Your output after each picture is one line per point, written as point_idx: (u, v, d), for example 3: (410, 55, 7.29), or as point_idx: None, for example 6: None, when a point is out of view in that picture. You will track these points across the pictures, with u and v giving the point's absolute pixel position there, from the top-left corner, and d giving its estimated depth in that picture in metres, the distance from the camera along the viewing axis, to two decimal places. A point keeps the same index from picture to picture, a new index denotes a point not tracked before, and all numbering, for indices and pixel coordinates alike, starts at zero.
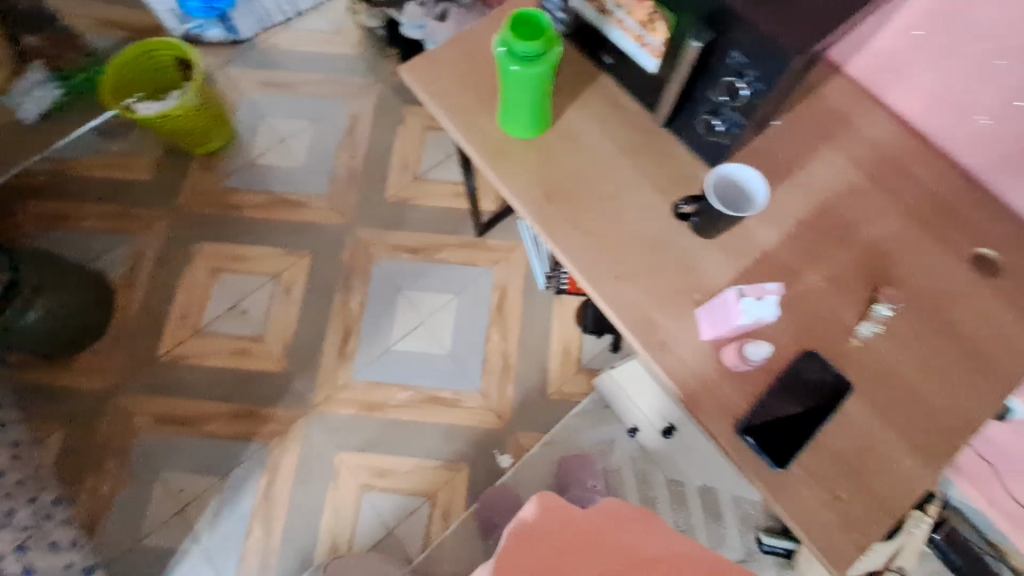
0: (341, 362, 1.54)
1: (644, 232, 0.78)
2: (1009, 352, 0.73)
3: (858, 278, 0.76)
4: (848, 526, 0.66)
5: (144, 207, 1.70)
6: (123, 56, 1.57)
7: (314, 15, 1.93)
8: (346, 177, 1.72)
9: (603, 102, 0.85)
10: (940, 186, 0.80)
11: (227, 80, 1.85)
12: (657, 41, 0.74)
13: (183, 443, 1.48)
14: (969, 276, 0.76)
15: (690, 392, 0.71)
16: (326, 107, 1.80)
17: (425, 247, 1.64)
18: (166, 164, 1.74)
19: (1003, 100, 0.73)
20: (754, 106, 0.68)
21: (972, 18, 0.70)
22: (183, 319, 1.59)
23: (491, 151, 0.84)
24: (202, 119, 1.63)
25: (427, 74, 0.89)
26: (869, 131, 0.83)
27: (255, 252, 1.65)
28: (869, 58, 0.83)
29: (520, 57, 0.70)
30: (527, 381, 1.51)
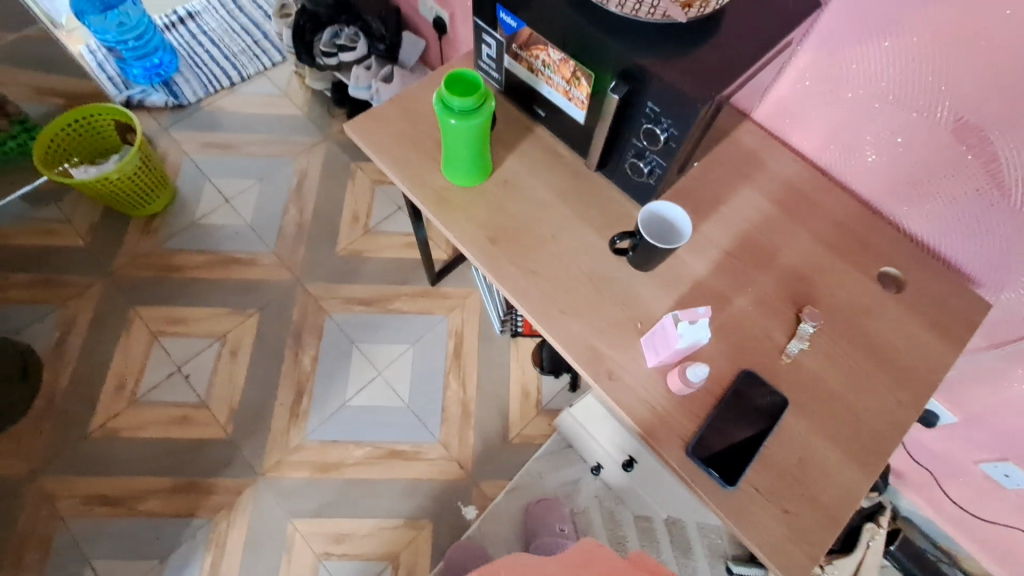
0: (293, 422, 1.47)
1: (585, 268, 0.82)
2: (920, 358, 0.79)
3: (782, 300, 0.82)
4: (799, 538, 0.68)
5: (77, 273, 1.62)
6: (59, 121, 1.53)
7: (260, 79, 1.97)
8: (295, 233, 1.71)
9: (539, 150, 0.91)
10: (844, 214, 0.89)
11: (170, 143, 1.84)
12: (583, 96, 0.80)
13: (116, 526, 1.35)
14: (878, 292, 0.84)
15: (640, 419, 0.73)
16: (273, 166, 1.81)
17: (378, 299, 1.63)
18: (103, 229, 1.68)
19: (883, 137, 0.83)
20: (673, 149, 0.74)
21: (848, 70, 0.81)
22: (118, 389, 1.49)
23: (436, 199, 0.87)
24: (143, 182, 1.60)
25: (371, 130, 0.92)
26: (778, 168, 0.92)
27: (199, 313, 1.59)
28: (770, 106, 0.93)
29: (457, 111, 0.75)
30: (488, 427, 1.49)
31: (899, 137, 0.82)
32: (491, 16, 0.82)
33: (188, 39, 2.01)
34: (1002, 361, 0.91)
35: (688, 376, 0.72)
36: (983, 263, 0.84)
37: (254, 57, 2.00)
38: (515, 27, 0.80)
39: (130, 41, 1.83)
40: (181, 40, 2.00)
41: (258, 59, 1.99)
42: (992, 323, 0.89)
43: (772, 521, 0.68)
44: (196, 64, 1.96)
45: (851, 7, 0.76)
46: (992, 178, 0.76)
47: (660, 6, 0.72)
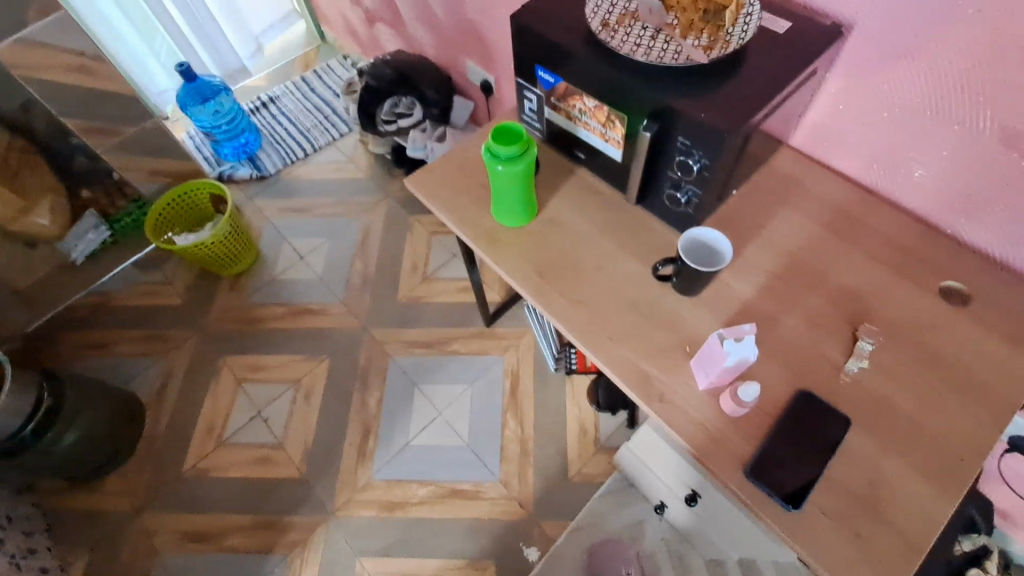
0: (361, 462, 1.54)
1: (630, 295, 0.86)
2: (997, 373, 0.75)
3: (835, 319, 0.81)
4: (876, 565, 0.65)
5: (175, 328, 1.82)
6: (166, 196, 1.78)
7: (330, 148, 2.21)
8: (361, 283, 1.86)
9: (581, 190, 0.98)
10: (896, 230, 0.88)
11: (254, 209, 2.07)
12: (618, 136, 0.86)
13: (203, 562, 1.45)
14: (941, 307, 0.81)
15: (694, 442, 0.74)
16: (341, 224, 1.99)
17: (437, 341, 1.71)
18: (197, 288, 1.90)
19: (927, 152, 0.83)
20: (706, 178, 0.78)
21: (880, 91, 0.83)
22: (207, 432, 1.63)
23: (488, 239, 0.95)
24: (232, 245, 1.81)
25: (426, 183, 1.03)
26: (820, 190, 0.93)
27: (277, 360, 1.74)
28: (806, 132, 0.96)
29: (503, 158, 0.83)
30: (547, 466, 1.49)
31: (943, 150, 0.81)
32: (531, 75, 0.91)
33: (270, 119, 2.29)
34: None
35: (740, 394, 0.73)
36: None
37: (325, 130, 2.24)
38: (552, 82, 0.89)
39: (223, 126, 2.12)
40: (264, 122, 2.29)
41: (328, 132, 2.24)
42: None
43: (845, 546, 0.66)
44: (277, 141, 2.23)
45: (874, 34, 0.79)
46: None
47: (682, 51, 0.77)
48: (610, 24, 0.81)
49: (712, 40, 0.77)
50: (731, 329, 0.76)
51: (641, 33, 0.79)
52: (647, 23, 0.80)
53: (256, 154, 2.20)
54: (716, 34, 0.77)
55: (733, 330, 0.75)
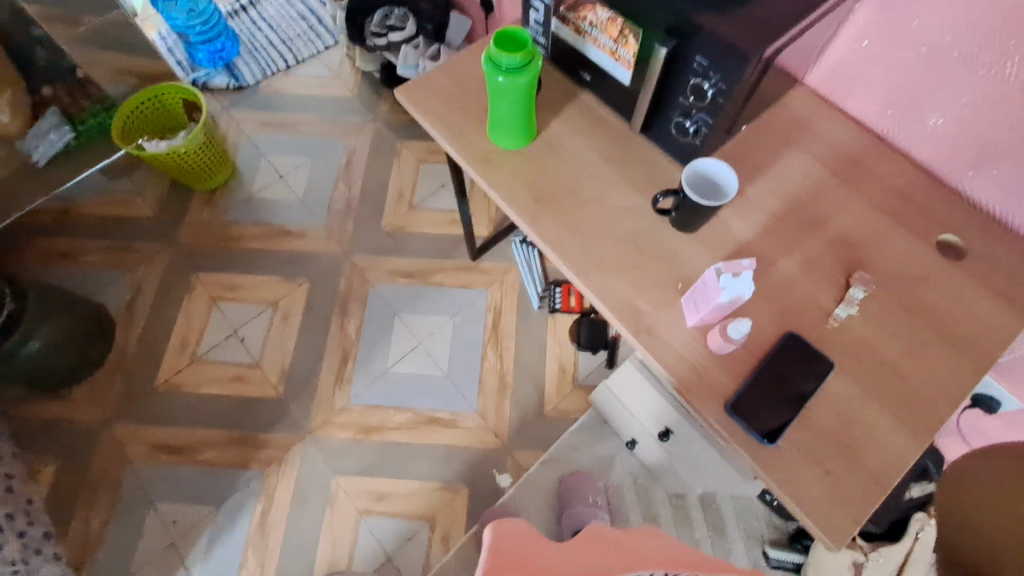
0: (339, 386, 1.54)
1: (627, 227, 0.83)
2: (982, 328, 0.76)
3: (831, 265, 0.80)
4: (841, 499, 0.67)
5: (146, 242, 1.75)
6: (135, 97, 1.65)
7: (314, 61, 2.05)
8: (344, 208, 1.78)
9: (584, 114, 0.92)
10: (902, 179, 0.86)
11: (230, 121, 1.94)
12: (629, 55, 0.80)
13: (177, 473, 1.46)
14: (936, 260, 0.80)
15: (677, 376, 0.74)
16: (325, 144, 1.89)
17: (421, 272, 1.68)
18: (169, 201, 1.81)
19: (947, 98, 0.80)
20: (719, 106, 0.74)
21: (910, 27, 0.78)
22: (181, 349, 1.60)
23: (482, 160, 0.90)
24: (207, 156, 1.71)
25: (418, 96, 0.96)
26: (831, 134, 0.90)
27: (253, 281, 1.69)
28: (825, 70, 0.91)
29: (506, 68, 0.77)
30: (524, 400, 1.52)
31: (964, 98, 0.78)
32: None
33: (249, 24, 2.11)
34: None
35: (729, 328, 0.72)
36: None
37: (309, 40, 2.08)
38: None
39: (197, 27, 1.94)
40: (242, 26, 2.11)
41: (313, 43, 2.08)
42: None
43: (813, 480, 0.68)
44: (256, 48, 2.06)
45: None
46: None
47: None
48: None
49: None
50: (727, 266, 0.75)
51: None
52: None
53: (233, 62, 2.04)
54: None
55: (730, 267, 0.74)
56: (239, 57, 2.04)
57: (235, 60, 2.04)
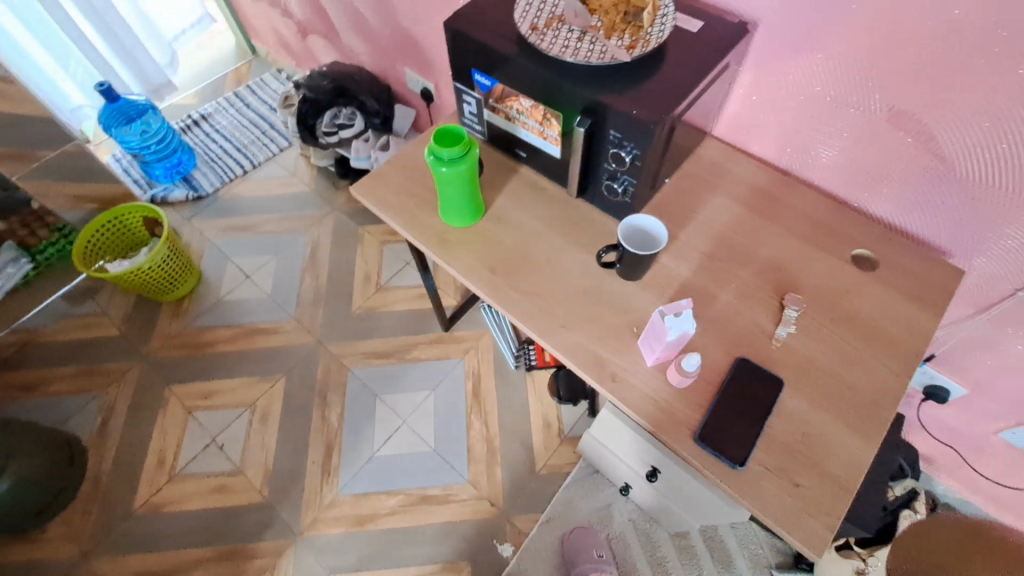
0: (327, 479, 1.52)
1: (579, 283, 0.90)
2: (906, 327, 0.84)
3: (765, 291, 0.88)
4: (814, 508, 0.71)
5: (114, 361, 1.73)
6: (95, 223, 1.68)
7: (270, 164, 2.15)
8: (313, 298, 1.82)
9: (525, 187, 1.01)
10: (810, 206, 0.97)
11: (192, 230, 1.99)
12: (555, 134, 0.90)
13: None
14: (853, 273, 0.90)
15: (646, 415, 0.78)
16: (288, 240, 1.95)
17: (396, 350, 1.71)
18: (136, 317, 1.81)
19: (831, 135, 0.92)
20: (639, 168, 0.84)
21: (786, 82, 0.91)
22: (158, 466, 1.55)
23: (438, 240, 0.97)
24: (172, 269, 1.74)
25: (372, 190, 1.03)
26: (743, 175, 1.01)
27: (229, 384, 1.68)
28: (727, 122, 1.04)
29: (447, 160, 0.85)
30: (514, 462, 1.52)
31: (844, 133, 0.90)
32: (468, 79, 0.94)
33: (203, 138, 2.22)
34: (991, 326, 0.96)
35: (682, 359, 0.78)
36: (947, 234, 0.90)
37: (263, 146, 2.19)
38: (489, 85, 0.92)
39: (152, 146, 2.01)
40: (197, 140, 2.21)
41: (267, 147, 2.18)
42: (970, 292, 0.94)
43: (787, 494, 0.72)
44: (212, 159, 2.16)
45: (774, 30, 0.87)
46: (934, 155, 0.83)
47: (608, 50, 0.82)
48: (539, 27, 0.85)
49: (633, 39, 0.83)
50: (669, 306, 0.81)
51: (569, 35, 0.84)
52: (573, 25, 0.85)
53: (190, 174, 2.13)
54: (636, 34, 0.83)
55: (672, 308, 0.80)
56: (195, 169, 2.14)
57: (191, 172, 2.13)
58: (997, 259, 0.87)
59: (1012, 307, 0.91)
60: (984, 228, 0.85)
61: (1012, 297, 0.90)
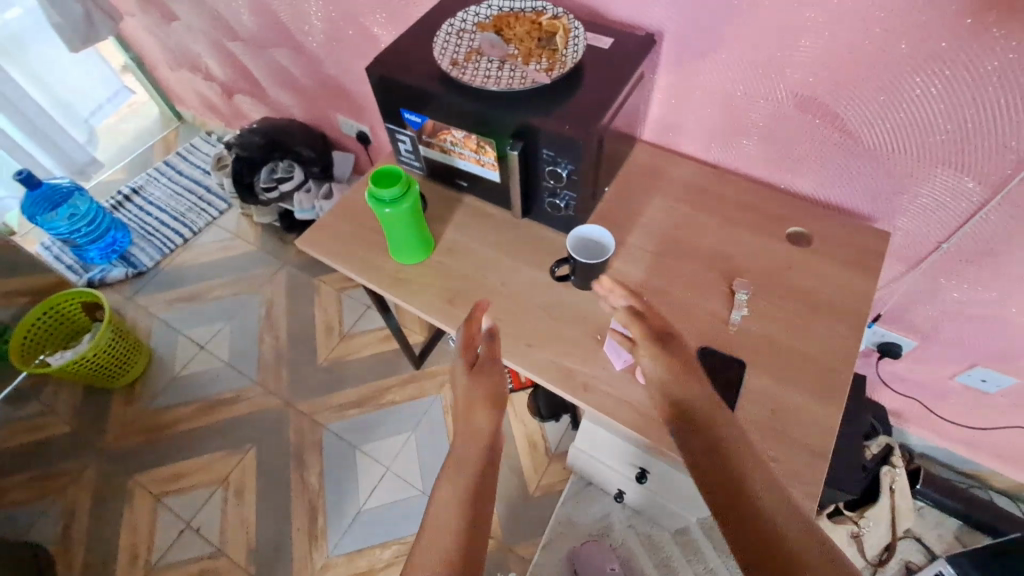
0: (315, 544, 1.45)
1: (537, 300, 0.91)
2: (849, 293, 0.89)
3: (714, 281, 0.92)
4: (794, 481, 0.73)
5: (68, 460, 1.61)
6: (28, 317, 1.58)
7: (212, 228, 2.10)
8: (275, 358, 1.77)
9: (471, 215, 1.03)
10: (741, 194, 1.02)
11: (138, 308, 1.91)
12: (492, 160, 0.92)
13: None
14: (792, 250, 0.95)
15: (622, 419, 0.79)
16: (241, 303, 1.89)
17: (370, 396, 1.67)
18: (87, 409, 1.70)
19: (748, 126, 0.98)
20: (576, 181, 0.86)
21: (698, 83, 0.96)
22: (131, 565, 1.44)
23: (392, 281, 0.96)
24: (119, 352, 1.66)
25: (319, 240, 1.02)
26: (675, 173, 1.06)
27: (198, 463, 1.59)
28: (653, 126, 1.08)
29: (388, 201, 0.86)
30: (507, 489, 1.49)
31: (760, 123, 0.96)
32: (398, 119, 0.96)
33: (137, 212, 2.14)
34: (924, 279, 1.03)
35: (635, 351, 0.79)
36: (868, 201, 0.96)
37: (202, 211, 2.13)
38: (420, 122, 0.94)
39: (83, 229, 1.92)
40: (131, 215, 2.13)
41: (206, 212, 2.13)
42: (900, 250, 1.01)
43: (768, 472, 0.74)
44: (150, 233, 2.09)
45: (678, 37, 0.92)
46: (843, 132, 0.89)
47: (528, 76, 0.85)
48: (459, 62, 0.87)
49: (550, 63, 0.86)
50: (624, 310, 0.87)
51: (489, 66, 0.86)
52: (492, 56, 0.88)
53: (128, 252, 2.04)
54: (552, 57, 0.87)
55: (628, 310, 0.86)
56: (132, 245, 2.06)
57: (128, 248, 2.05)
58: (916, 217, 0.94)
59: (938, 259, 0.98)
60: (899, 191, 0.92)
61: (936, 250, 0.96)
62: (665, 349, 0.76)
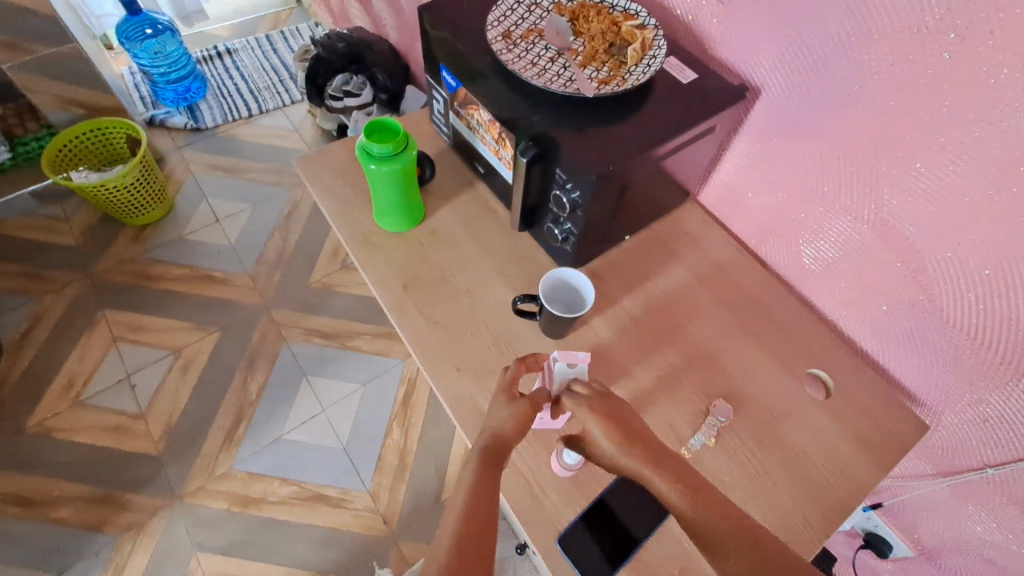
0: (225, 449, 1.44)
1: (493, 326, 0.80)
2: (839, 474, 0.73)
3: (693, 391, 0.78)
4: None
5: (59, 270, 1.68)
6: (74, 129, 1.63)
7: (278, 113, 2.09)
8: (274, 258, 1.75)
9: (475, 205, 0.92)
10: (777, 305, 0.85)
11: (180, 160, 1.94)
12: (508, 156, 0.80)
13: (25, 530, 1.32)
14: (801, 395, 0.78)
15: (513, 496, 0.69)
16: (269, 193, 1.88)
17: (339, 334, 1.62)
18: (95, 232, 1.75)
19: (815, 233, 0.80)
20: (581, 218, 0.74)
21: (780, 163, 0.80)
22: (65, 389, 1.49)
23: (362, 239, 0.88)
24: (141, 193, 1.68)
25: (315, 168, 0.95)
26: (713, 251, 0.90)
27: (162, 324, 1.61)
28: (714, 190, 0.92)
29: (377, 157, 0.77)
30: (421, 484, 1.41)
31: (830, 237, 0.78)
32: (437, 75, 0.86)
33: (221, 72, 2.17)
34: (950, 494, 0.84)
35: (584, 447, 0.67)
36: (920, 378, 0.77)
37: (276, 93, 2.13)
38: (454, 86, 0.83)
39: (163, 68, 1.98)
40: (214, 72, 2.17)
41: (279, 97, 2.12)
42: (932, 449, 0.82)
43: None
44: (223, 94, 2.10)
45: (776, 101, 0.75)
46: (922, 290, 0.71)
47: (576, 80, 0.72)
48: (511, 37, 0.76)
49: (610, 75, 0.73)
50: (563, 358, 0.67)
51: (541, 53, 0.75)
52: (551, 44, 0.76)
53: (197, 104, 2.07)
54: (615, 70, 0.73)
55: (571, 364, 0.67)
56: (202, 100, 2.08)
57: (198, 101, 2.07)
58: (968, 423, 0.75)
59: (975, 481, 0.79)
60: (961, 386, 0.73)
61: (977, 471, 0.77)
62: (604, 428, 0.62)
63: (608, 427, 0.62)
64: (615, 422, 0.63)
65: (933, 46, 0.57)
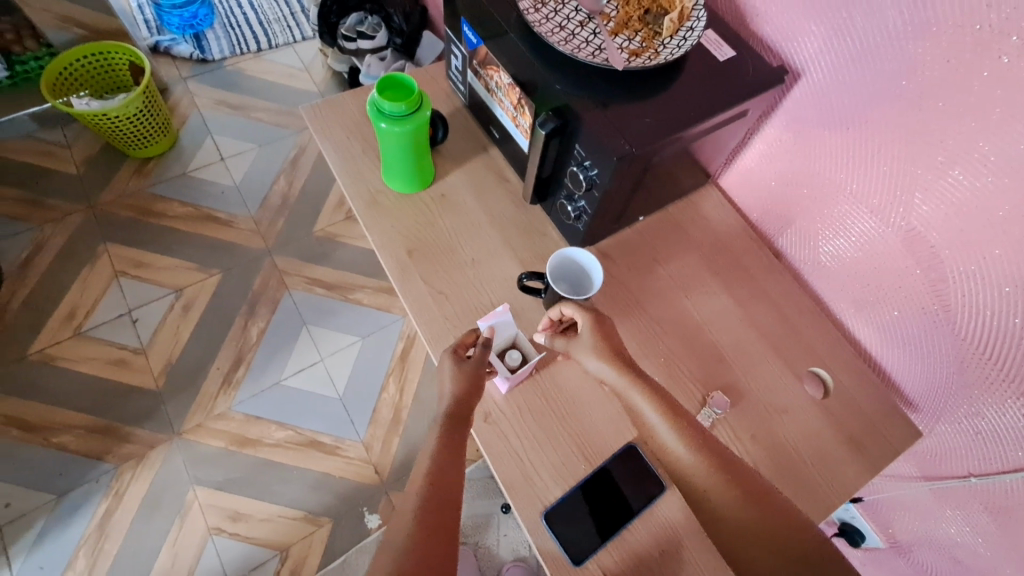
0: (224, 390, 1.46)
1: (497, 300, 0.79)
2: (827, 474, 0.74)
3: (692, 381, 0.78)
4: None
5: (60, 198, 1.65)
6: (75, 52, 1.57)
7: (287, 49, 1.99)
8: (278, 203, 1.72)
9: (487, 171, 0.89)
10: (786, 300, 0.84)
11: (184, 92, 1.87)
12: (526, 124, 0.77)
13: (27, 453, 1.35)
14: (799, 392, 0.78)
15: (506, 471, 0.70)
16: (276, 134, 1.83)
17: (341, 285, 1.61)
18: (97, 162, 1.71)
19: (835, 231, 0.78)
20: (596, 196, 0.71)
21: (812, 155, 0.76)
22: (67, 318, 1.50)
23: (368, 199, 0.85)
24: (143, 125, 1.63)
25: (322, 118, 0.91)
26: (729, 239, 0.87)
27: (163, 262, 1.60)
28: (737, 175, 0.89)
29: (388, 115, 0.74)
30: (414, 439, 1.44)
31: (852, 237, 0.76)
32: (458, 29, 0.82)
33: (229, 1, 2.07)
34: (931, 497, 0.84)
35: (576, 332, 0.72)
36: (925, 388, 0.76)
37: (287, 27, 2.02)
38: (475, 43, 0.79)
39: None
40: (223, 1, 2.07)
41: (289, 31, 2.01)
42: (921, 453, 0.82)
43: None
44: (230, 24, 2.00)
45: (818, 88, 0.71)
46: (938, 301, 0.69)
47: (605, 50, 0.68)
48: None
49: (643, 46, 0.69)
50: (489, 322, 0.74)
51: (571, 15, 0.70)
52: (582, 6, 0.71)
53: (203, 33, 1.98)
54: (648, 41, 0.69)
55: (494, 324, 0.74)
56: (209, 28, 1.99)
57: (204, 30, 1.98)
58: (963, 435, 0.74)
59: (958, 487, 0.79)
60: (961, 396, 0.72)
61: (960, 478, 0.78)
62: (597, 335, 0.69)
63: (600, 340, 0.69)
64: (609, 343, 0.69)
65: (996, 44, 0.53)
